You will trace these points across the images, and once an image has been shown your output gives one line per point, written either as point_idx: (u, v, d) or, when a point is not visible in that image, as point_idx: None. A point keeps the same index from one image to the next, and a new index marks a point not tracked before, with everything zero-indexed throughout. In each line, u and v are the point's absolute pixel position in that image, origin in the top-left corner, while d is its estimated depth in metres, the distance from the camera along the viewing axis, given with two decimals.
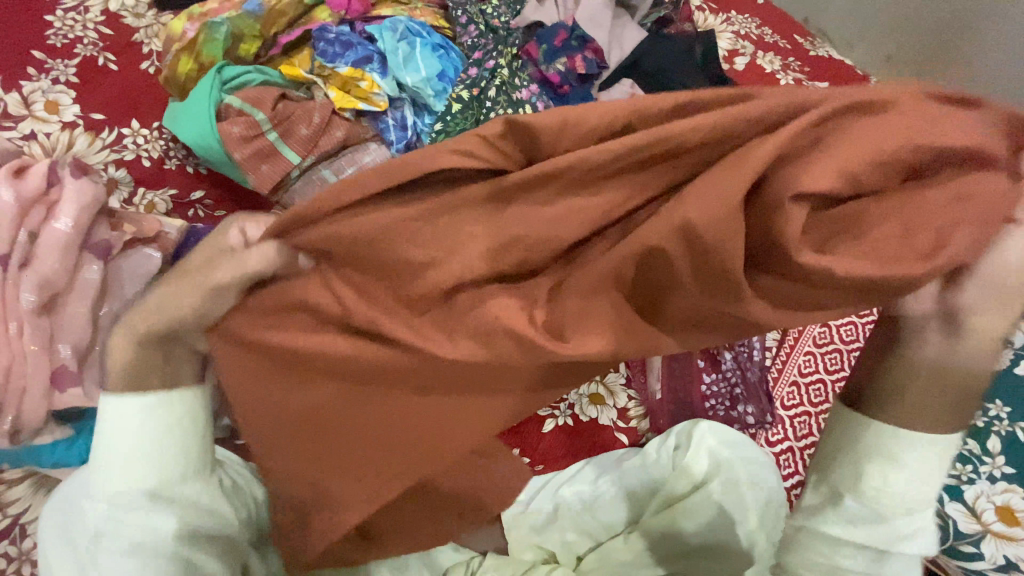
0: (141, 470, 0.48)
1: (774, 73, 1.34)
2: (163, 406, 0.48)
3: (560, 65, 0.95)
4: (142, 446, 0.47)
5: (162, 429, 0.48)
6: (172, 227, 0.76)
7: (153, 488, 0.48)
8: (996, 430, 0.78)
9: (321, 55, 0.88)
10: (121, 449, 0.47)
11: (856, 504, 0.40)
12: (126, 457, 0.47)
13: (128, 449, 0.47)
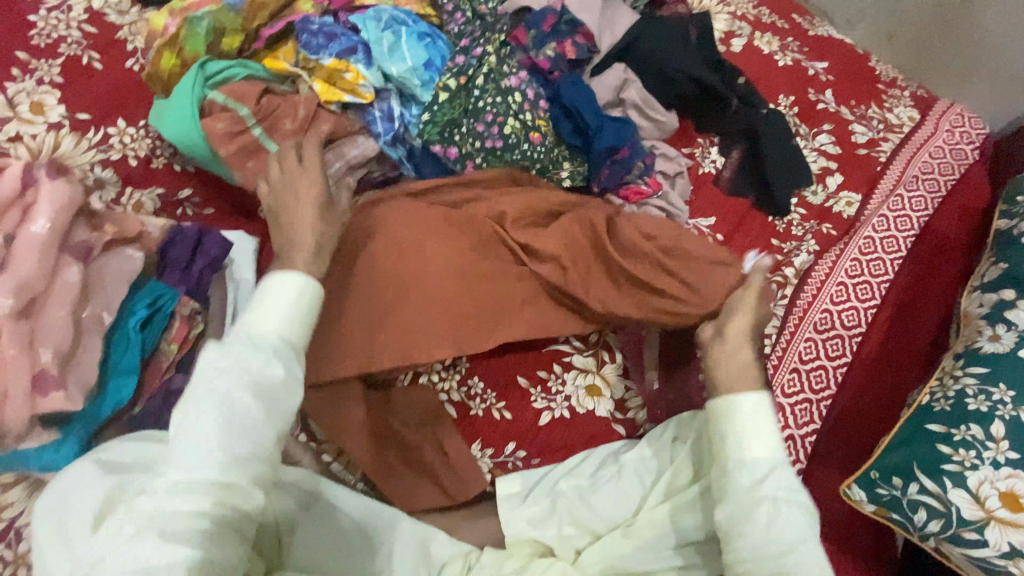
0: (285, 324, 0.62)
1: (773, 54, 1.31)
2: (311, 297, 0.65)
3: (549, 50, 0.93)
4: (291, 312, 0.63)
5: (312, 309, 0.65)
6: (154, 227, 0.77)
7: (298, 347, 0.63)
8: (999, 414, 0.76)
9: (305, 47, 0.86)
10: (283, 306, 0.62)
11: (744, 476, 0.65)
12: (283, 318, 0.62)
13: (285, 312, 0.62)
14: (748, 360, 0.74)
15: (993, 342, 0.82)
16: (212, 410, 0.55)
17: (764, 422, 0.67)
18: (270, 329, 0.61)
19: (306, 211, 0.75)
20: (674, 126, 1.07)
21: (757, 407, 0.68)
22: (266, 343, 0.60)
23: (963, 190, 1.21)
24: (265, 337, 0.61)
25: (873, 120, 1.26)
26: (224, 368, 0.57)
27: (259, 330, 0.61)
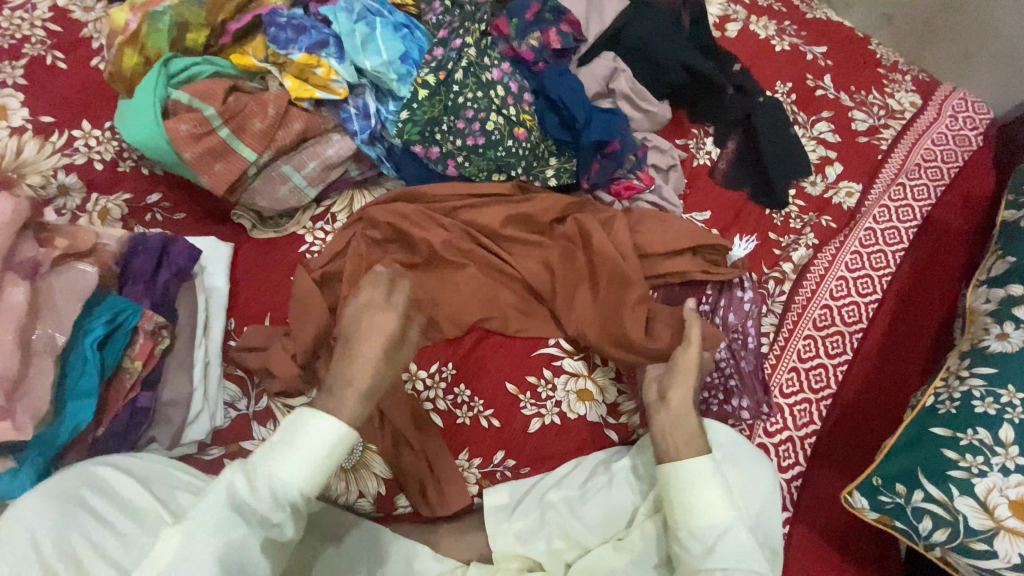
0: (308, 482, 0.57)
1: (769, 39, 1.26)
2: (340, 450, 0.59)
3: (533, 40, 0.89)
4: (312, 468, 0.57)
5: (337, 461, 0.59)
6: (111, 240, 0.74)
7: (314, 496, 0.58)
8: (1008, 418, 0.73)
9: (274, 41, 0.82)
10: (307, 459, 0.57)
11: (695, 542, 0.65)
12: (310, 465, 0.57)
13: (307, 463, 0.57)
14: (689, 428, 0.72)
15: (1002, 341, 0.79)
16: (214, 548, 0.54)
17: (714, 485, 0.67)
18: (293, 479, 0.57)
19: (371, 326, 0.68)
20: (666, 116, 1.02)
21: (703, 473, 0.67)
22: (283, 499, 0.56)
23: (967, 177, 1.17)
24: (287, 485, 0.57)
25: (874, 106, 1.21)
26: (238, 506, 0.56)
27: (281, 484, 0.56)
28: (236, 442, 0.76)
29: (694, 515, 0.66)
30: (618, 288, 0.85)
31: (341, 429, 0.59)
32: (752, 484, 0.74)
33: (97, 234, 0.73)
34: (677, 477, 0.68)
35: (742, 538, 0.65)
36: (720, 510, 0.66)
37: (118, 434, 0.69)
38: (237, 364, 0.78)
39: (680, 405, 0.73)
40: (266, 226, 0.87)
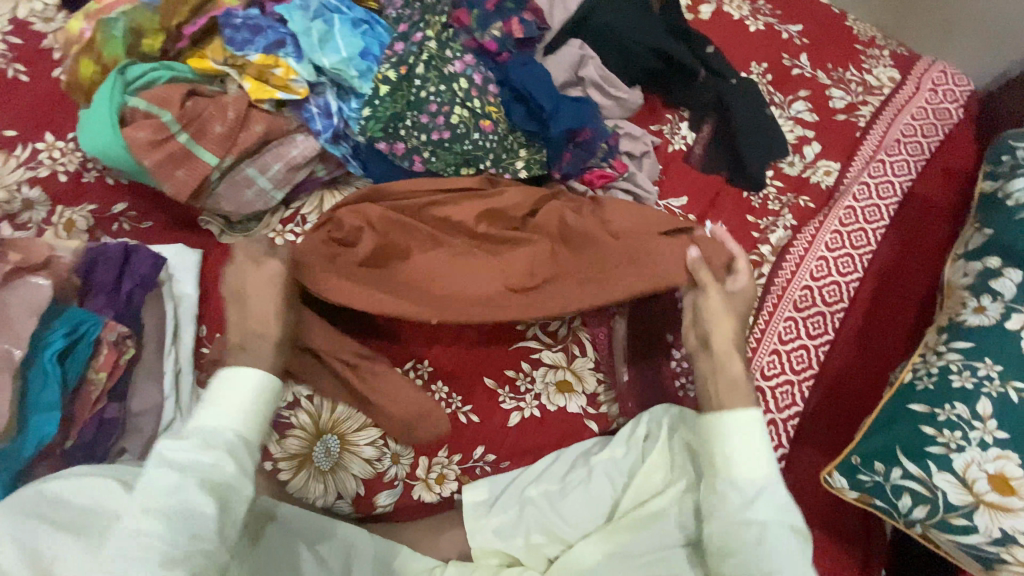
0: (241, 424, 0.60)
1: (743, 19, 1.25)
2: (264, 392, 0.62)
3: (495, 30, 0.87)
4: (249, 408, 0.60)
5: (273, 405, 0.63)
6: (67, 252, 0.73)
7: (254, 440, 0.61)
8: (986, 391, 0.72)
9: (230, 44, 0.81)
10: (237, 404, 0.60)
11: (736, 493, 0.64)
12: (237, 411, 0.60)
13: (240, 409, 0.60)
14: (734, 377, 0.72)
15: (978, 314, 0.78)
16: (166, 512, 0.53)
17: (759, 440, 0.66)
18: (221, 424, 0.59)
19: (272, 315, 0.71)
20: (637, 103, 1.01)
21: (748, 425, 0.66)
22: (220, 442, 0.58)
23: (949, 150, 1.16)
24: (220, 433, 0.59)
25: (852, 83, 1.20)
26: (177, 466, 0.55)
27: (212, 428, 0.58)
28: None
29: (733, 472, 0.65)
30: (587, 286, 0.83)
31: (264, 375, 0.62)
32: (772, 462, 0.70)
33: (52, 247, 0.72)
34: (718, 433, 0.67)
35: (783, 491, 0.64)
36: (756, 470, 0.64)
37: (87, 446, 0.69)
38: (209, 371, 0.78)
39: (725, 349, 0.74)
40: (234, 231, 0.86)
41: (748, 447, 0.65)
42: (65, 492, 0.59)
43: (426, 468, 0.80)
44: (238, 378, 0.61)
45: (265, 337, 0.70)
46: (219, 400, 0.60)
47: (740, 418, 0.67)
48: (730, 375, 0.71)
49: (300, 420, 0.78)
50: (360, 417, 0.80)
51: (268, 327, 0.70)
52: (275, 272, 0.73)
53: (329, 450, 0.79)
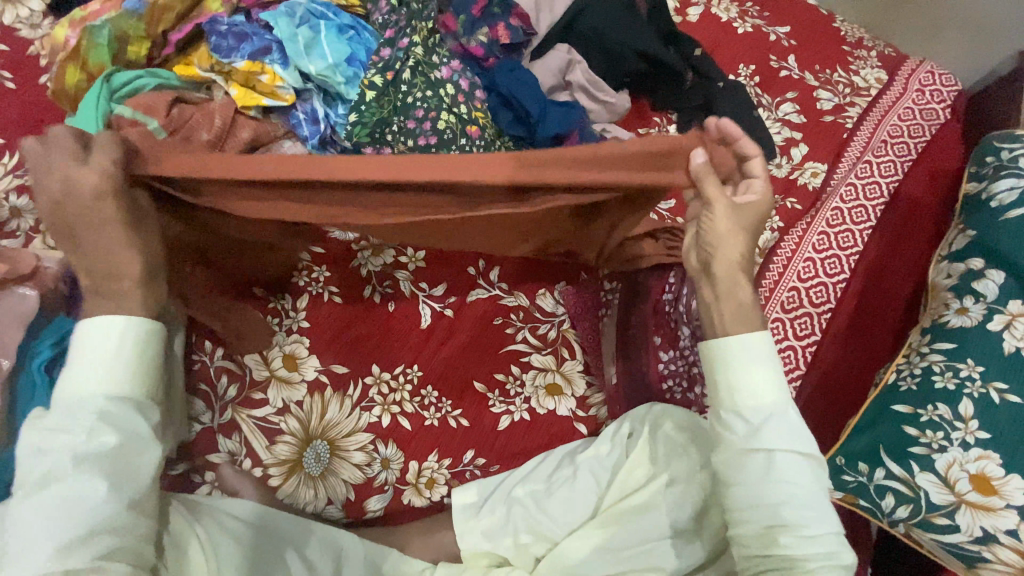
0: (111, 385, 0.53)
1: (732, 21, 1.25)
2: (137, 339, 0.55)
3: (481, 36, 0.89)
4: (117, 362, 0.54)
5: (151, 346, 0.56)
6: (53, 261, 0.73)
7: (134, 395, 0.55)
8: (967, 392, 0.73)
9: (215, 50, 0.81)
10: (105, 358, 0.53)
11: (741, 422, 0.60)
12: (106, 367, 0.53)
13: (103, 367, 0.53)
14: (745, 301, 0.63)
15: (961, 316, 0.79)
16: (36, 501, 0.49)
17: (766, 366, 0.61)
18: (92, 386, 0.53)
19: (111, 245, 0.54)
20: (625, 105, 1.02)
21: (750, 350, 0.61)
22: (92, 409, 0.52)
23: (935, 150, 1.17)
24: (89, 397, 0.52)
25: (839, 84, 1.21)
26: (49, 444, 0.51)
27: (78, 395, 0.52)
28: (202, 455, 0.77)
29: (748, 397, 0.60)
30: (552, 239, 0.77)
31: (134, 317, 0.55)
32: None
33: (38, 256, 0.71)
34: (734, 352, 0.61)
35: (793, 418, 0.60)
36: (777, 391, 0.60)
37: None
38: (200, 378, 0.79)
39: (730, 269, 0.63)
40: None
41: (752, 374, 0.60)
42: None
43: (416, 473, 0.81)
44: (92, 329, 0.54)
45: (122, 276, 0.55)
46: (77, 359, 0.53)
47: (742, 347, 0.61)
48: (739, 299, 0.63)
49: (290, 426, 0.79)
50: (349, 422, 0.80)
51: (118, 259, 0.55)
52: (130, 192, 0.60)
53: (319, 455, 0.79)
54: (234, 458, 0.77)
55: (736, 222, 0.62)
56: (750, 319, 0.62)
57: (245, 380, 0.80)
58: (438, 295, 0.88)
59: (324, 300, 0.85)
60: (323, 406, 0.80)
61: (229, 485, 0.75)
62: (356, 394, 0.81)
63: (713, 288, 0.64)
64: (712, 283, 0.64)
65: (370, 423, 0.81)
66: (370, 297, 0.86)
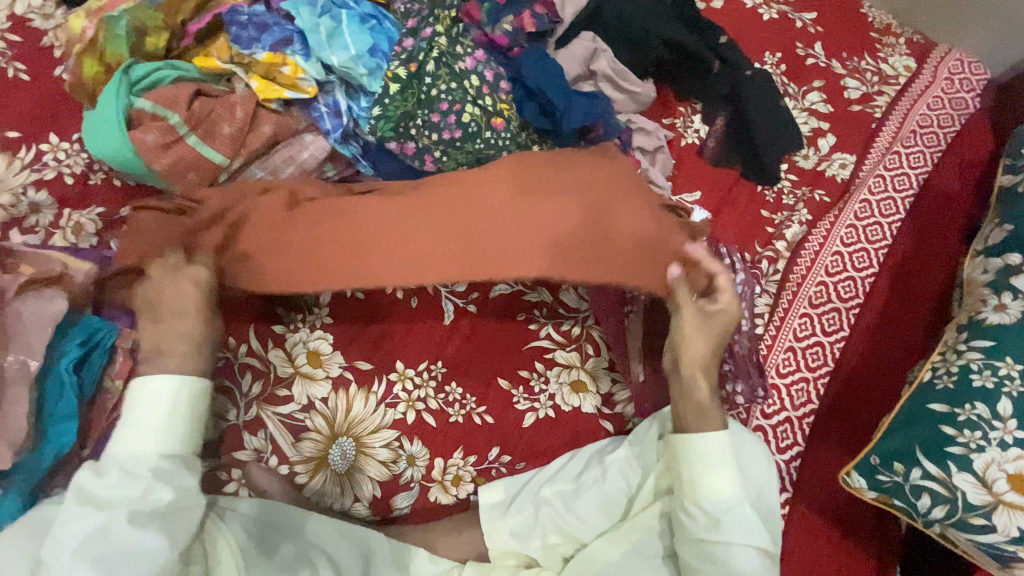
0: (161, 443, 0.62)
1: (756, 6, 1.22)
2: (189, 403, 0.63)
3: (506, 25, 0.86)
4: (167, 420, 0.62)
5: (195, 405, 0.64)
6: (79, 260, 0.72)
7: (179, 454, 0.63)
8: (1006, 391, 0.71)
9: (236, 41, 0.79)
10: (157, 420, 0.62)
11: (700, 511, 0.69)
12: (157, 430, 0.62)
13: (154, 428, 0.62)
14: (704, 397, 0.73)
15: (999, 312, 0.77)
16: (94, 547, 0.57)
17: (727, 460, 0.70)
18: (147, 448, 0.61)
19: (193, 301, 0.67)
20: (650, 96, 1.00)
21: (714, 447, 0.70)
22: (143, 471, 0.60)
23: (966, 140, 1.14)
24: (143, 457, 0.61)
25: (867, 73, 1.17)
26: (108, 499, 0.59)
27: (130, 455, 0.60)
28: (228, 453, 0.75)
29: (709, 485, 0.69)
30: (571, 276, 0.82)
31: (185, 378, 0.63)
32: (751, 480, 0.73)
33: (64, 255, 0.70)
34: (697, 447, 0.70)
35: (748, 511, 0.69)
36: (730, 485, 0.69)
37: None
38: (225, 375, 0.77)
39: (698, 367, 0.73)
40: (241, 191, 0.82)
41: (708, 470, 0.70)
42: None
43: (441, 470, 0.79)
44: (145, 392, 0.62)
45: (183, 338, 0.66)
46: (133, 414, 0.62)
47: (707, 442, 0.70)
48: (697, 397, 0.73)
49: (316, 424, 0.77)
50: (374, 419, 0.78)
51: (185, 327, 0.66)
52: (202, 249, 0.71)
53: (345, 453, 0.77)
54: (261, 456, 0.76)
55: (705, 330, 0.73)
56: (707, 417, 0.72)
57: (269, 376, 0.77)
58: (460, 291, 0.85)
59: (348, 296, 0.83)
60: (348, 403, 0.78)
61: (260, 487, 0.75)
62: (381, 391, 0.78)
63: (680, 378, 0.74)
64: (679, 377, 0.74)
65: (396, 420, 0.79)
66: (393, 294, 0.84)
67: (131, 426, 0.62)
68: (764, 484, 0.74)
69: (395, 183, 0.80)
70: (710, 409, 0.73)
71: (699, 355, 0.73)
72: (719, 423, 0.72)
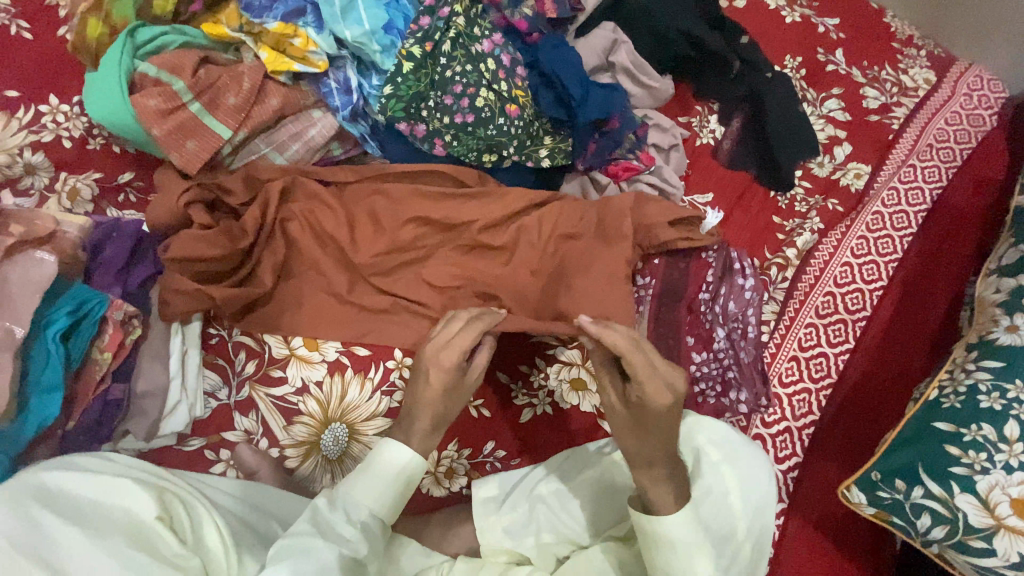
0: (379, 499, 0.63)
1: (780, 9, 1.19)
2: (410, 475, 0.64)
3: (527, 9, 0.84)
4: (399, 487, 0.64)
5: (411, 482, 0.65)
6: (71, 226, 0.69)
7: (384, 520, 0.63)
8: (1014, 413, 0.70)
9: (247, 9, 0.77)
10: (383, 481, 0.63)
11: None
12: (381, 492, 0.63)
13: (381, 490, 0.63)
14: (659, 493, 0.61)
15: (1010, 334, 0.76)
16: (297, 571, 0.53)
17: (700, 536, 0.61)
18: (365, 505, 0.62)
19: (430, 390, 0.65)
20: (668, 92, 0.98)
21: (689, 525, 0.60)
22: (357, 521, 0.61)
23: (981, 158, 1.12)
24: (359, 510, 0.61)
25: (887, 82, 1.15)
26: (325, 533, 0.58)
27: (357, 502, 0.61)
28: (217, 433, 0.73)
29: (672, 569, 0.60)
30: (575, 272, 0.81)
31: (413, 460, 0.64)
32: (752, 504, 0.70)
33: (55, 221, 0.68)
34: (652, 533, 0.61)
35: None
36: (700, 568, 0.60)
37: (90, 428, 0.67)
38: (217, 353, 0.75)
39: (648, 455, 0.61)
40: (242, 155, 0.79)
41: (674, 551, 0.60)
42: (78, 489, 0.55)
43: (435, 462, 0.78)
44: (390, 451, 0.63)
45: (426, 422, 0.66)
46: (369, 469, 0.63)
47: (678, 521, 0.60)
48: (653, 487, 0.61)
49: (308, 408, 0.75)
50: (369, 406, 0.76)
51: (423, 407, 0.65)
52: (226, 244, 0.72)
53: (338, 439, 0.75)
54: (251, 437, 0.73)
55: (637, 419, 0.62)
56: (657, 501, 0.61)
57: (263, 356, 0.75)
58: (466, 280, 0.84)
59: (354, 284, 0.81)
60: (343, 388, 0.76)
61: (247, 467, 0.71)
62: (377, 376, 0.77)
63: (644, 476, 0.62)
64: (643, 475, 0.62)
65: (390, 408, 0.76)
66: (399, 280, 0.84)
67: (357, 477, 0.63)
68: (758, 507, 0.70)
69: (406, 183, 0.82)
70: (654, 484, 0.61)
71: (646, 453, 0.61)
72: (674, 499, 0.61)
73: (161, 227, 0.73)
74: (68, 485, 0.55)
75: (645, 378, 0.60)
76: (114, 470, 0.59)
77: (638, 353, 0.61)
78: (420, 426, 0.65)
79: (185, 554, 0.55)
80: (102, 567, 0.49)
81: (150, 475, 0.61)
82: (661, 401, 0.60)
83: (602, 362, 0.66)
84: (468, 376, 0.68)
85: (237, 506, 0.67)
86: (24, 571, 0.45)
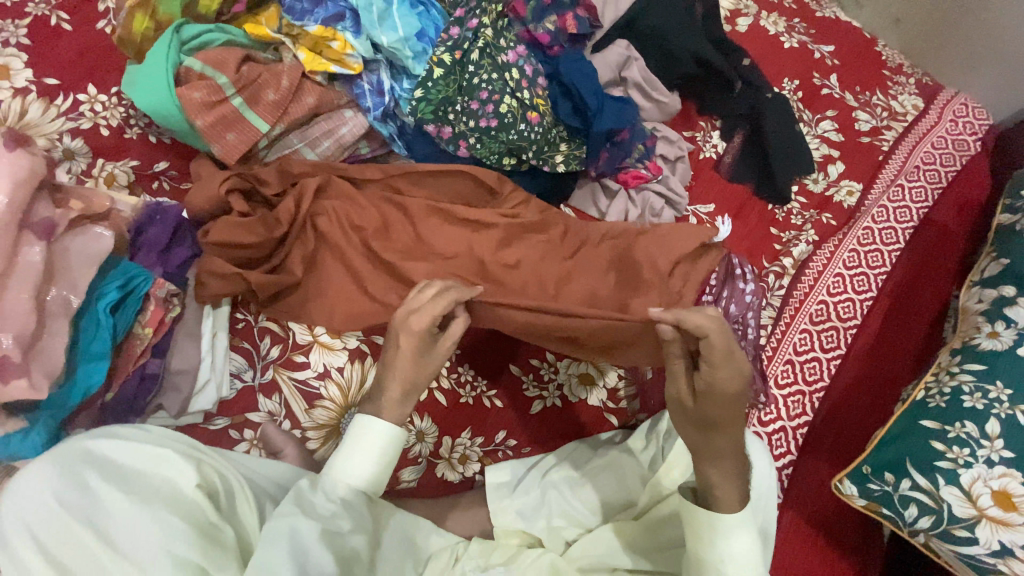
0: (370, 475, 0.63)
1: (779, 35, 1.26)
2: (392, 447, 0.64)
3: (549, 24, 0.91)
4: (382, 461, 0.63)
5: (393, 451, 0.64)
6: (125, 205, 0.74)
7: (368, 492, 0.63)
8: (995, 413, 0.75)
9: (289, 12, 0.82)
10: (359, 451, 0.62)
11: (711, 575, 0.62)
12: (367, 466, 0.63)
13: (361, 461, 0.62)
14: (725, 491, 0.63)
15: (992, 339, 0.82)
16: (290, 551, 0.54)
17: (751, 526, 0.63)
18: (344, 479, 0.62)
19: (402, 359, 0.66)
20: (676, 107, 1.04)
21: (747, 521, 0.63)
22: (337, 497, 0.60)
23: (965, 180, 1.19)
24: (337, 487, 0.61)
25: (878, 107, 1.22)
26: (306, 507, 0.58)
27: (341, 479, 0.61)
28: (242, 413, 0.75)
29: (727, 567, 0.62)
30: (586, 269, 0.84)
31: (390, 434, 0.63)
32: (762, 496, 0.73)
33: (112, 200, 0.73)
34: (707, 524, 0.63)
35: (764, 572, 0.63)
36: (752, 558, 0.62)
37: (127, 400, 0.70)
38: (244, 337, 0.78)
39: (718, 450, 0.63)
40: (276, 149, 0.84)
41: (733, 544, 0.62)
42: (122, 457, 0.57)
43: (449, 448, 0.81)
44: (369, 423, 0.63)
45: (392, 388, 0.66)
46: (352, 443, 0.63)
47: (741, 516, 0.63)
48: (714, 479, 0.63)
49: (329, 393, 0.77)
50: None
51: (390, 374, 0.66)
52: (259, 232, 0.76)
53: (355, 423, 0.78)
54: (274, 418, 0.75)
55: (702, 406, 0.62)
56: (720, 497, 0.63)
57: (288, 341, 0.78)
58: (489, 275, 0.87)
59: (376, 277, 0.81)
60: (362, 375, 0.79)
61: (274, 446, 0.72)
62: None
63: (709, 469, 0.64)
64: (707, 470, 0.64)
65: None
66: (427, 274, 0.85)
67: (340, 455, 0.63)
68: (763, 503, 0.73)
69: (431, 181, 0.86)
70: (723, 481, 0.63)
71: (726, 445, 0.63)
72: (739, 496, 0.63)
73: (200, 212, 0.76)
74: (115, 453, 0.57)
75: (719, 363, 0.60)
76: (156, 439, 0.60)
77: (723, 335, 0.60)
78: (390, 394, 0.65)
79: (220, 525, 0.58)
80: (141, 530, 0.52)
81: (190, 446, 0.63)
82: (729, 394, 0.61)
83: (674, 355, 0.64)
84: (438, 345, 0.69)
85: (271, 486, 0.69)
86: (74, 535, 0.50)
